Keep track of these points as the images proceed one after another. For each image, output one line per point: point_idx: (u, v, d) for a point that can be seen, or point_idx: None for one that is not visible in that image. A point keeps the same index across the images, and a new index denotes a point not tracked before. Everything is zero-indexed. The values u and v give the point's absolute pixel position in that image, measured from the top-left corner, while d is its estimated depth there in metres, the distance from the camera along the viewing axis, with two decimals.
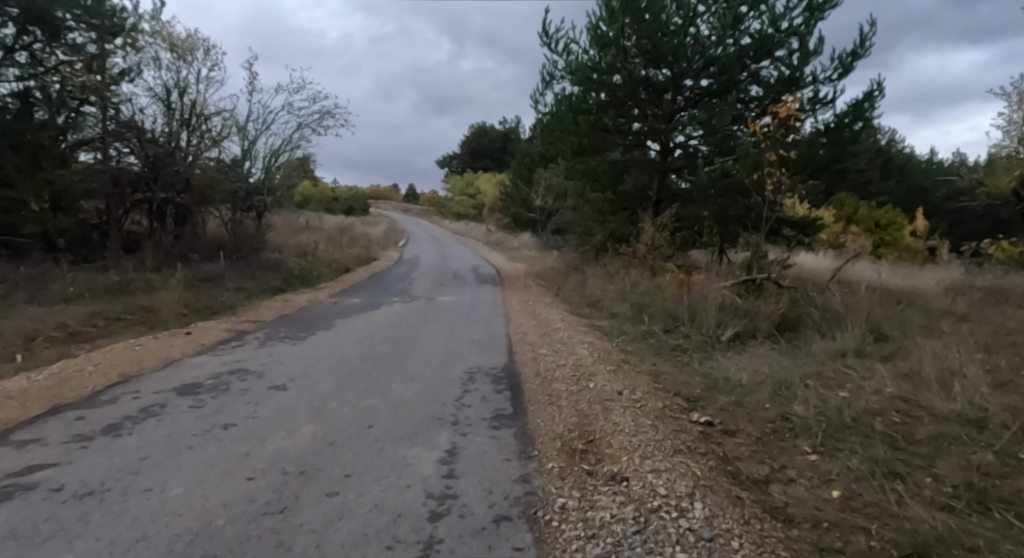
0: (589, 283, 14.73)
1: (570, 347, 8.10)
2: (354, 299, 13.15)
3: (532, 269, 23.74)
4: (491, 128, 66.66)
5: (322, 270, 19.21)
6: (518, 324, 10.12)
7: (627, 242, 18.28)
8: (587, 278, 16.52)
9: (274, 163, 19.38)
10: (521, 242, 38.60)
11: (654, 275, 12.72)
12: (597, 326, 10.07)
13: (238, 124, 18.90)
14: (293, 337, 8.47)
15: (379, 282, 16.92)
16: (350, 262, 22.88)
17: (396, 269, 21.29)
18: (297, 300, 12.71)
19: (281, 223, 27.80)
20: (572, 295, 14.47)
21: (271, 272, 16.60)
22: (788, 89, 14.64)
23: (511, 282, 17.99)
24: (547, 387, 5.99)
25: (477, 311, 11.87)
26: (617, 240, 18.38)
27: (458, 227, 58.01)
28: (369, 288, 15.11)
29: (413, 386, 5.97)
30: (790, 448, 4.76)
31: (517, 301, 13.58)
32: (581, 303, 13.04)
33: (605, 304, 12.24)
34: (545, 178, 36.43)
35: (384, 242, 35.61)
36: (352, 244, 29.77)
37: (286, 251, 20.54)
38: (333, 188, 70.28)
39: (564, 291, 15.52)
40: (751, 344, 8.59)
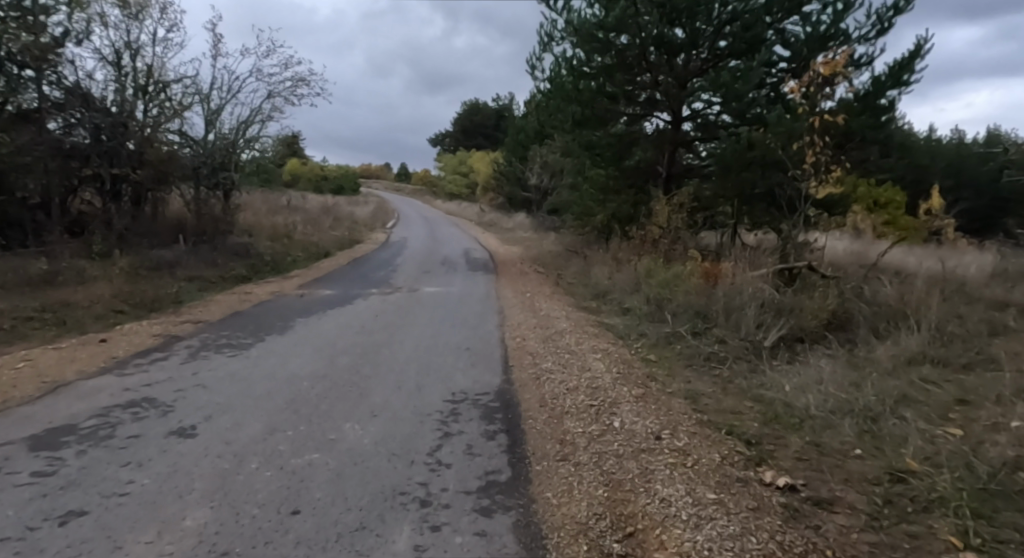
0: (593, 271, 13.12)
1: (579, 358, 6.48)
2: (326, 291, 11.47)
3: (528, 253, 22.10)
4: (484, 104, 64.28)
5: (298, 256, 17.50)
6: (514, 323, 8.47)
7: (632, 223, 16.64)
8: (590, 264, 14.90)
9: (242, 136, 17.53)
10: (516, 223, 36.88)
11: (669, 263, 11.10)
12: (608, 326, 8.47)
13: (202, 91, 16.97)
14: (236, 346, 6.80)
15: (359, 269, 15.21)
16: (330, 245, 21.11)
17: (380, 254, 19.60)
18: (258, 292, 11.03)
19: (260, 203, 25.96)
20: (575, 284, 12.85)
21: (238, 259, 14.88)
22: (819, 48, 12.90)
23: (505, 268, 16.36)
24: (558, 428, 4.38)
25: (467, 306, 10.22)
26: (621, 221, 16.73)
27: (450, 208, 56.14)
28: (345, 277, 13.42)
29: (371, 429, 4.32)
30: (927, 536, 3.14)
31: (512, 293, 11.98)
32: (587, 295, 11.43)
33: (614, 297, 10.66)
34: (541, 156, 34.58)
35: (370, 224, 33.72)
36: (335, 226, 27.90)
37: (259, 234, 18.76)
38: (321, 166, 67.82)
39: (565, 279, 13.91)
40: (800, 351, 7.02)
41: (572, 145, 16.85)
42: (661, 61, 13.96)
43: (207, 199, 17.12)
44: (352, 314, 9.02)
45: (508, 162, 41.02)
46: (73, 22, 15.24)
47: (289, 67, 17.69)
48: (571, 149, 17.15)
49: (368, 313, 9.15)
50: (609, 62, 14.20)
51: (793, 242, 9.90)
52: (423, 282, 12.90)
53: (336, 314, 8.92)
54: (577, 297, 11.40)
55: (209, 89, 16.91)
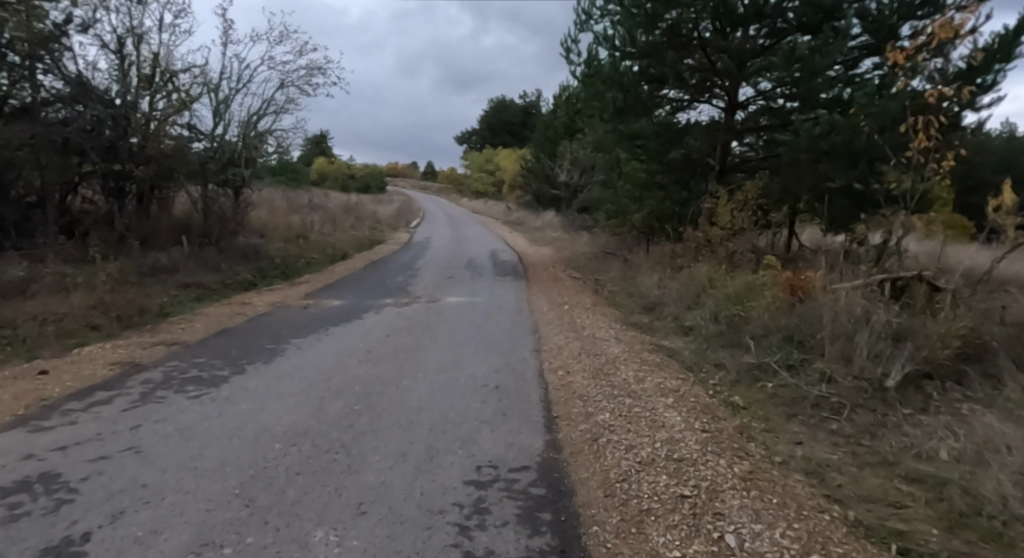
0: (638, 279, 11.48)
1: (645, 405, 4.87)
2: (334, 301, 10.09)
3: (559, 255, 20.51)
4: (511, 101, 62.73)
5: (312, 259, 16.26)
6: (553, 346, 6.89)
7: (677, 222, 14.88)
8: (634, 271, 13.26)
9: (253, 129, 16.41)
10: (544, 222, 35.27)
11: (734, 271, 9.39)
12: (671, 353, 6.84)
13: (210, 82, 15.88)
14: (207, 381, 5.38)
15: (374, 274, 13.83)
16: (349, 247, 19.81)
17: (400, 256, 18.22)
18: (258, 303, 9.71)
19: (278, 202, 24.94)
20: (619, 294, 11.22)
21: (244, 264, 13.68)
22: (921, 7, 10.76)
23: (536, 272, 14.80)
24: (640, 550, 2.81)
25: (495, 320, 8.68)
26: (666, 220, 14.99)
27: (476, 206, 54.77)
28: (359, 284, 12.03)
29: (351, 546, 2.79)
30: None
31: (546, 303, 10.43)
32: (635, 308, 9.80)
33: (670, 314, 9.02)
34: (571, 151, 32.91)
35: (394, 223, 32.45)
36: (357, 225, 26.66)
37: (273, 234, 17.56)
38: (347, 165, 67.24)
39: (606, 287, 12.30)
40: (937, 395, 5.26)
41: (610, 136, 15.22)
42: (717, 38, 12.26)
43: (217, 197, 15.97)
44: (359, 333, 7.56)
45: (537, 158, 39.37)
46: (75, 8, 14.22)
47: (302, 54, 16.50)
48: (609, 142, 15.56)
49: (379, 331, 7.69)
50: (658, 39, 12.50)
51: (891, 245, 8.12)
52: (446, 290, 11.42)
53: (340, 333, 7.50)
54: (624, 309, 9.78)
55: (218, 79, 15.79)
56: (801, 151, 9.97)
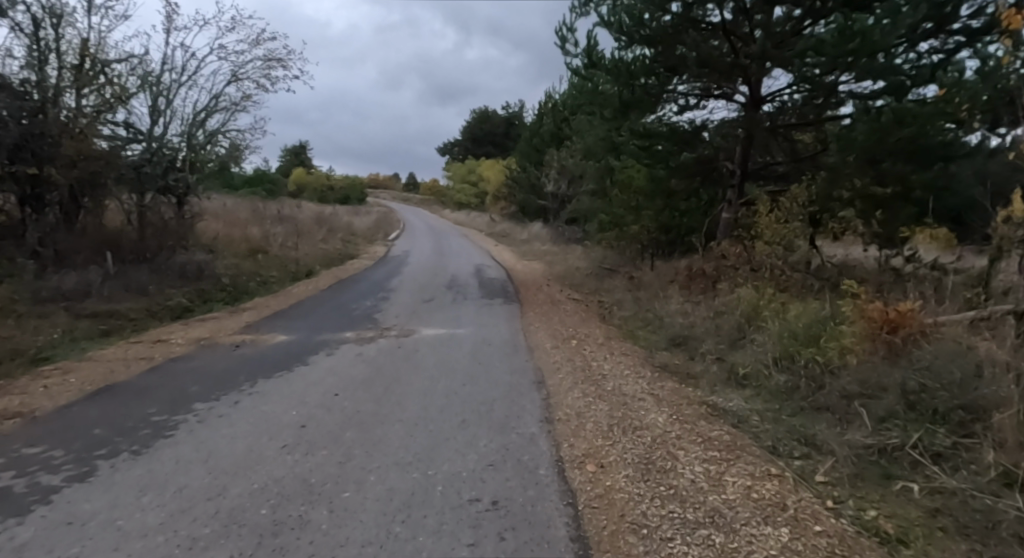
0: (655, 307, 9.56)
1: (754, 552, 2.81)
2: (279, 336, 7.97)
3: (550, 271, 18.56)
4: (494, 111, 61.03)
5: (269, 280, 14.12)
6: (571, 413, 4.85)
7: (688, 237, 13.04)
8: (646, 294, 11.32)
9: (201, 129, 14.18)
10: (530, 234, 33.34)
11: (783, 297, 7.50)
12: (737, 423, 4.82)
13: (148, 73, 13.62)
14: (8, 504, 3.21)
15: (339, 296, 11.73)
16: (314, 265, 17.61)
17: (372, 274, 16.07)
18: (177, 340, 7.53)
19: (241, 215, 22.68)
20: (634, 324, 9.24)
21: (183, 287, 11.48)
22: None
23: (529, 293, 12.83)
24: None
25: (483, 362, 6.62)
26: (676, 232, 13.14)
27: (458, 217, 52.74)
28: (317, 311, 9.91)
29: None
30: None
31: (546, 333, 8.39)
32: (660, 345, 7.80)
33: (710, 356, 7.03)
34: (560, 159, 31.18)
35: (370, 236, 30.26)
36: (328, 239, 24.54)
37: (224, 249, 15.30)
38: (326, 175, 64.87)
39: (616, 314, 10.32)
40: None
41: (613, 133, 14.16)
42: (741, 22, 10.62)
43: (157, 206, 13.70)
44: (294, 392, 5.43)
45: (522, 168, 37.52)
46: None
47: (259, 43, 14.45)
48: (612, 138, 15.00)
49: (324, 388, 5.58)
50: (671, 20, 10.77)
51: (997, 265, 6.26)
52: (421, 319, 9.30)
53: (269, 392, 5.40)
54: (647, 346, 7.78)
55: (159, 71, 13.68)
56: (858, 147, 8.15)
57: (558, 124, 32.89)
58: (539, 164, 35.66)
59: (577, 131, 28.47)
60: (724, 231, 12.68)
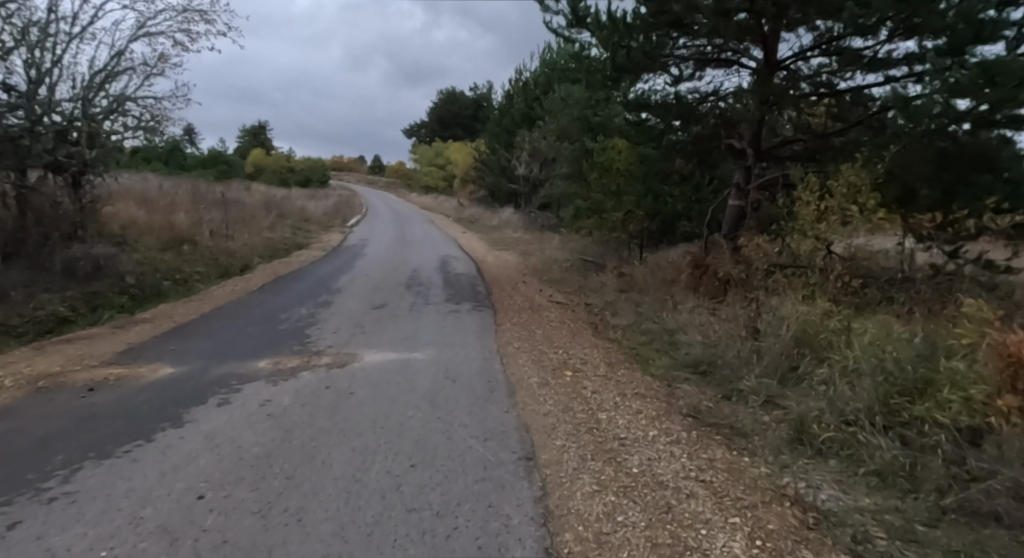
0: (664, 323, 7.69)
1: None
2: (163, 369, 5.72)
3: (525, 264, 16.57)
4: (462, 92, 58.40)
5: (190, 280, 11.70)
6: (589, 543, 2.87)
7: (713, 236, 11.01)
8: (647, 299, 9.42)
9: (101, 94, 11.39)
10: (501, 221, 31.28)
11: (845, 318, 5.69)
12: (871, 552, 2.88)
13: (27, 20, 10.78)
14: None
15: (269, 302, 9.48)
16: (254, 257, 15.23)
17: (319, 269, 13.80)
18: (5, 381, 5.18)
19: (172, 199, 19.88)
20: (640, 342, 7.31)
21: (66, 290, 9.02)
22: None
23: (503, 294, 10.82)
24: None
25: (444, 416, 4.58)
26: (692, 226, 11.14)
27: (424, 202, 50.20)
28: (233, 326, 7.68)
29: None
30: None
31: (529, 358, 6.39)
32: (684, 379, 5.87)
33: (760, 399, 5.12)
34: (533, 141, 29.09)
35: (326, 222, 27.69)
36: (275, 226, 21.96)
37: (137, 239, 12.79)
38: (286, 157, 61.38)
39: (614, 326, 8.38)
40: None
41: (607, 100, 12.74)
42: None
43: (45, 187, 10.90)
44: (128, 501, 3.15)
45: (491, 150, 35.38)
46: None
47: None
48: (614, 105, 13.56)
49: (187, 485, 3.39)
50: None
51: None
52: (366, 338, 7.15)
53: (87, 498, 3.17)
54: (668, 380, 5.85)
55: (44, 19, 10.91)
56: (931, 117, 6.38)
57: (530, 103, 31.52)
58: (509, 146, 33.49)
59: (551, 111, 26.60)
60: (732, 220, 10.79)
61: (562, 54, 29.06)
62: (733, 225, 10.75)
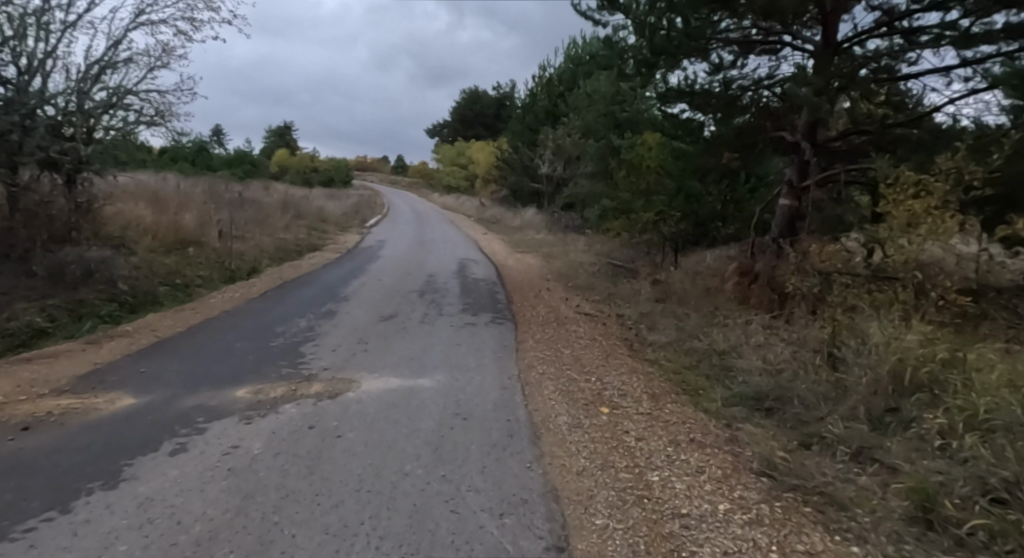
0: (713, 346, 6.58)
1: None
2: (125, 399, 4.83)
3: (548, 268, 15.54)
4: (484, 92, 57.64)
5: (191, 286, 10.93)
6: None
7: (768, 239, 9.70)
8: (688, 313, 8.31)
9: (98, 87, 10.65)
10: (522, 221, 30.29)
11: (955, 347, 4.53)
12: None
13: (21, 9, 10.08)
14: None
15: (269, 311, 8.62)
16: (264, 260, 14.51)
17: (329, 273, 12.96)
18: None
19: (186, 199, 19.33)
20: (686, 367, 6.24)
21: (50, 298, 8.26)
22: None
23: (525, 304, 9.81)
24: None
25: (448, 476, 3.57)
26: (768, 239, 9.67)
27: (445, 201, 49.49)
28: (223, 342, 6.82)
29: None
30: None
31: (557, 388, 5.35)
32: (747, 419, 4.78)
33: (852, 452, 4.01)
34: (557, 139, 28.05)
35: (344, 222, 27.04)
36: (291, 227, 21.29)
37: (139, 240, 12.13)
38: (309, 157, 61.38)
39: (653, 344, 7.29)
40: None
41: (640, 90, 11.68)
42: None
43: (38, 186, 10.19)
44: None
45: (514, 149, 34.45)
46: None
47: None
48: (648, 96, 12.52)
49: None
50: None
51: None
52: (367, 360, 6.20)
53: None
54: (728, 420, 4.76)
55: (38, 7, 10.16)
56: None
57: (554, 100, 30.54)
58: (533, 145, 32.47)
59: (576, 107, 25.57)
60: (784, 224, 9.46)
61: (587, 48, 28.03)
62: (786, 229, 9.42)
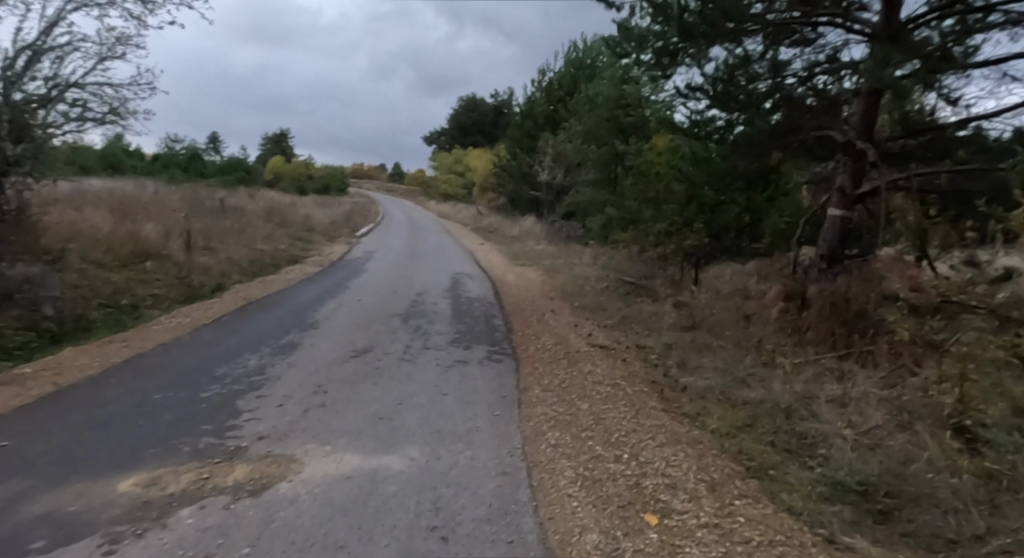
0: (779, 407, 5.04)
1: None
2: None
3: (552, 284, 14.02)
4: (482, 99, 56.38)
5: (138, 309, 9.37)
6: None
7: (826, 254, 7.97)
8: (728, 354, 6.81)
9: (29, 75, 9.12)
10: (521, 231, 28.77)
11: None
12: None
13: None
14: None
15: (217, 344, 7.06)
16: (233, 275, 12.95)
17: (305, 291, 11.42)
18: None
19: (157, 206, 17.79)
20: (746, 436, 4.70)
21: None
22: None
23: (528, 332, 8.27)
24: None
25: None
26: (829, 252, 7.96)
27: (441, 210, 48.00)
28: (142, 391, 5.26)
29: None
30: None
31: (577, 476, 3.81)
32: (862, 531, 3.24)
33: None
34: (558, 145, 26.64)
35: (332, 232, 25.49)
36: (273, 237, 19.75)
37: (85, 254, 10.60)
38: (303, 164, 60.03)
39: (690, 397, 5.78)
40: None
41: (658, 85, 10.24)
42: None
43: None
44: None
45: (512, 156, 33.04)
46: None
47: None
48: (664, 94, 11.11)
49: None
50: None
51: None
52: (319, 423, 4.65)
53: None
54: (835, 534, 3.23)
55: None
56: None
57: (555, 105, 29.21)
58: (532, 151, 31.03)
59: (577, 112, 24.24)
60: (834, 237, 7.96)
61: (589, 51, 26.75)
62: (836, 244, 7.91)
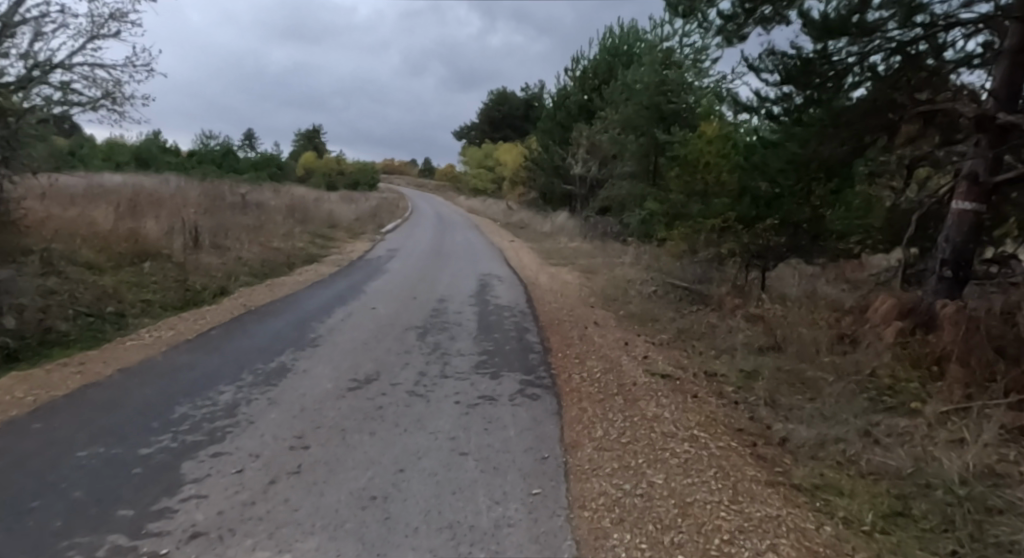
0: (952, 492, 3.44)
1: None
2: None
3: (591, 287, 12.52)
4: (513, 91, 54.82)
5: (124, 318, 8.26)
6: None
7: (950, 258, 6.25)
8: (835, 396, 5.16)
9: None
10: (553, 228, 27.27)
11: None
12: None
13: None
14: None
15: (192, 369, 5.78)
16: (240, 277, 11.79)
17: (314, 296, 10.18)
18: None
19: (172, 201, 16.94)
20: (915, 540, 3.12)
21: None
22: None
23: (569, 353, 6.79)
24: None
25: None
26: (955, 254, 6.23)
27: (470, 205, 46.80)
28: (68, 443, 3.98)
29: None
30: None
31: None
32: None
33: None
34: (593, 136, 24.98)
35: (356, 228, 24.47)
36: (292, 234, 18.74)
37: (75, 254, 9.59)
38: (334, 160, 59.70)
39: (798, 459, 4.20)
40: None
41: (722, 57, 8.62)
42: None
43: None
44: None
45: (543, 148, 31.50)
46: None
47: None
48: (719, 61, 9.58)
49: None
50: None
51: None
52: (283, 510, 3.24)
53: None
54: None
55: None
56: None
57: (589, 94, 27.51)
58: (564, 144, 29.42)
59: (614, 100, 22.55)
60: (960, 237, 6.22)
61: (626, 37, 24.96)
62: (964, 245, 6.19)
